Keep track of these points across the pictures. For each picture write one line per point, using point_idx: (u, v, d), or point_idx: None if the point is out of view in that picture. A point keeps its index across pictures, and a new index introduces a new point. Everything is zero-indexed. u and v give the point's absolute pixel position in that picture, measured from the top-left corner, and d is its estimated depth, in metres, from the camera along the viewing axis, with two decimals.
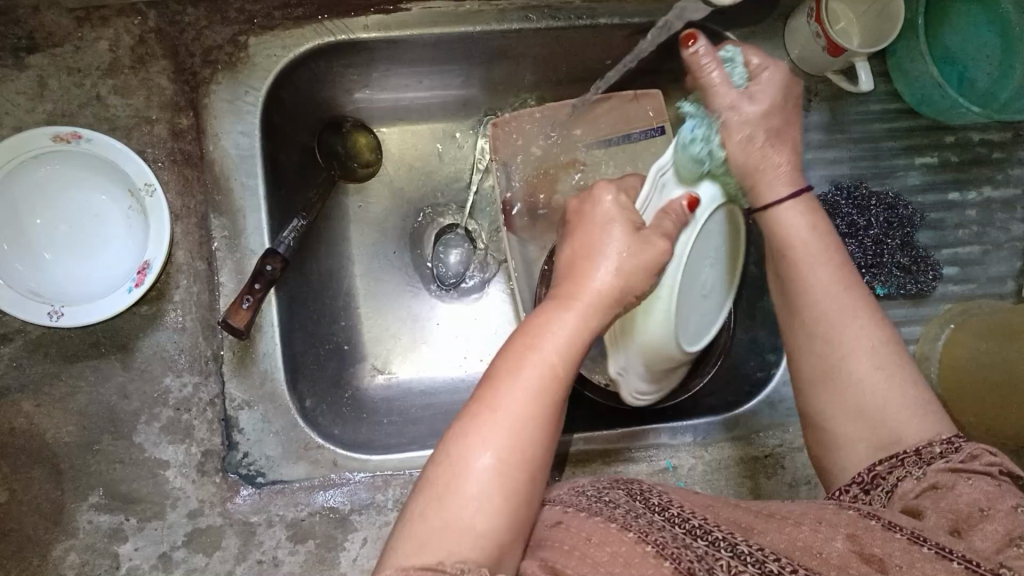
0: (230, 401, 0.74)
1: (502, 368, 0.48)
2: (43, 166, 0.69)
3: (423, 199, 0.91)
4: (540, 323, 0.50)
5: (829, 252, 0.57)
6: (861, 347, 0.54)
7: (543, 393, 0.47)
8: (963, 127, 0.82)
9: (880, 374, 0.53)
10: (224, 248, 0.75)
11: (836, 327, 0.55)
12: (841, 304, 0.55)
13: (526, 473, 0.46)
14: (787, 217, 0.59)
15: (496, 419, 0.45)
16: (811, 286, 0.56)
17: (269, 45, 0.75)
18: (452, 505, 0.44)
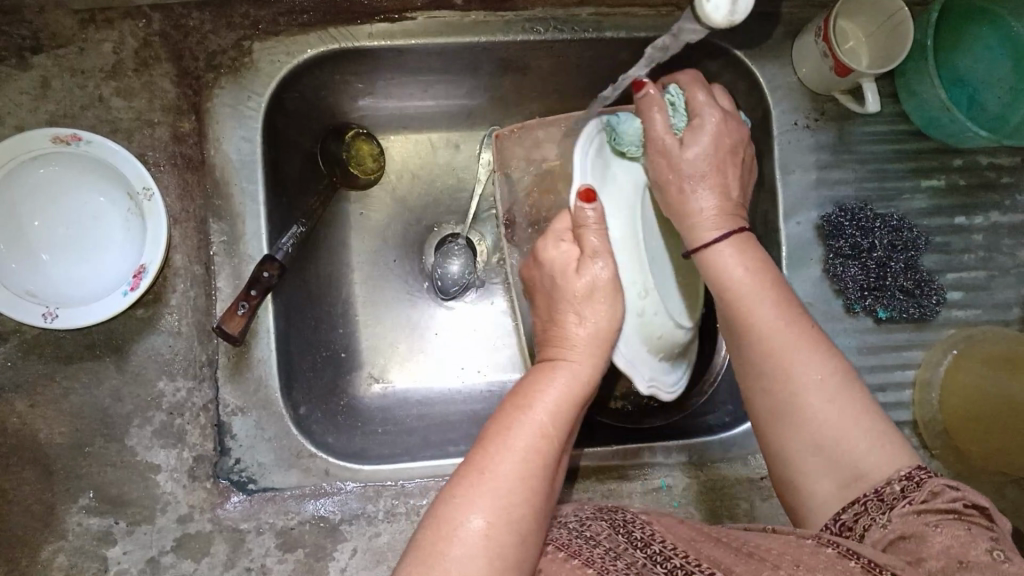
0: (224, 407, 0.74)
1: (491, 438, 0.51)
2: (43, 167, 0.69)
3: (425, 209, 0.90)
4: (522, 399, 0.54)
5: (766, 287, 0.56)
6: (810, 381, 0.52)
7: (527, 458, 0.49)
8: (971, 151, 0.81)
9: (829, 399, 0.52)
10: (222, 253, 0.74)
11: (787, 359, 0.53)
12: (785, 338, 0.54)
13: (520, 535, 0.47)
14: (719, 258, 0.58)
15: (486, 482, 0.47)
16: (754, 325, 0.55)
17: (273, 51, 0.75)
18: (439, 567, 0.44)
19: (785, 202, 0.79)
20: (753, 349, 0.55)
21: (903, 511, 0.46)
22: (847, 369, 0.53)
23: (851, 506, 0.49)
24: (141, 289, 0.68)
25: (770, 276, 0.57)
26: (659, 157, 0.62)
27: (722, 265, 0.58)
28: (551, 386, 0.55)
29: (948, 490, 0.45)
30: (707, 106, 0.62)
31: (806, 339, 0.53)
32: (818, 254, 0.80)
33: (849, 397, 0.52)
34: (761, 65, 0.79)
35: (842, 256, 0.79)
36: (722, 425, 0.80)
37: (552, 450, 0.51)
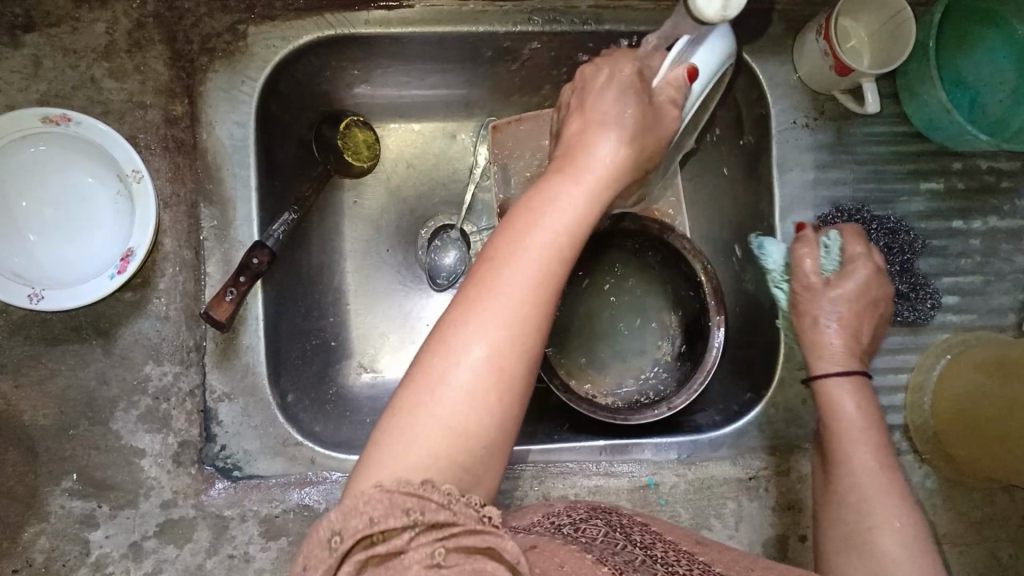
0: (211, 392, 0.73)
1: (495, 253, 0.44)
2: (34, 147, 0.68)
3: (419, 200, 0.89)
4: (532, 208, 0.47)
5: (870, 437, 0.62)
6: (885, 523, 0.56)
7: (538, 278, 0.43)
8: (971, 154, 0.81)
9: (914, 555, 0.54)
10: (212, 238, 0.74)
11: (868, 499, 0.58)
12: (871, 478, 0.59)
13: (521, 376, 0.42)
14: (834, 390, 0.66)
15: (488, 310, 0.41)
16: (851, 465, 0.61)
17: (269, 36, 0.74)
18: (437, 396, 0.40)
19: (782, 202, 0.79)
20: (842, 482, 0.60)
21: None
22: (926, 533, 0.56)
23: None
24: (128, 273, 0.67)
25: (875, 420, 0.64)
26: (801, 278, 0.71)
27: (840, 403, 0.65)
28: (564, 201, 0.48)
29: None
30: (856, 258, 0.70)
31: (895, 487, 0.59)
32: None
33: (925, 552, 0.54)
34: (761, 62, 0.78)
35: None
36: (711, 424, 0.80)
37: (558, 279, 0.44)
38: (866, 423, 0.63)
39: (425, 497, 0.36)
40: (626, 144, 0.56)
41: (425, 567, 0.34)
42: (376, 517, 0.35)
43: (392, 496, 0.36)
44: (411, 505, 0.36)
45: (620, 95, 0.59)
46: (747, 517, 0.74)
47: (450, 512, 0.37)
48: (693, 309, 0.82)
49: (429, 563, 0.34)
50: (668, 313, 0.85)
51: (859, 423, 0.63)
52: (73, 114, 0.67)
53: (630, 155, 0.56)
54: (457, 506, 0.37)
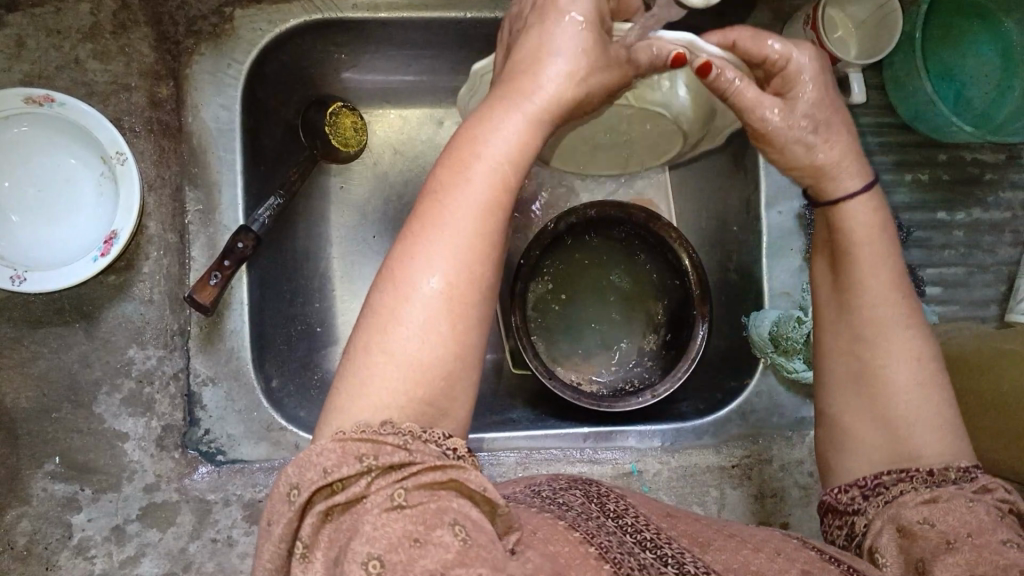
0: (195, 377, 0.74)
1: (440, 180, 0.41)
2: (18, 127, 0.68)
3: (406, 184, 0.89)
4: (482, 118, 0.43)
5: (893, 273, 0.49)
6: (911, 376, 0.48)
7: (487, 199, 0.40)
8: (955, 146, 0.81)
9: (921, 413, 0.47)
10: (196, 222, 0.74)
11: (886, 334, 0.48)
12: (889, 312, 0.48)
13: (476, 304, 0.40)
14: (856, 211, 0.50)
15: (440, 237, 0.39)
16: (864, 311, 0.49)
17: (255, 19, 0.74)
18: (394, 336, 0.38)
19: (768, 192, 0.79)
20: (855, 303, 0.49)
21: (947, 487, 0.44)
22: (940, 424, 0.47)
23: (895, 472, 0.46)
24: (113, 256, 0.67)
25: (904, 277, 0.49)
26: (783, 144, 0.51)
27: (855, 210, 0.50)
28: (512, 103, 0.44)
29: (998, 494, 0.44)
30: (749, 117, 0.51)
31: (918, 322, 0.49)
32: (799, 244, 0.80)
33: (940, 402, 0.47)
34: None
35: None
36: (694, 412, 0.81)
37: (512, 186, 0.42)
38: (873, 234, 0.49)
39: (379, 443, 0.36)
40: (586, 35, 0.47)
41: (385, 510, 0.35)
42: (328, 466, 0.36)
43: (343, 444, 0.36)
44: (364, 450, 0.36)
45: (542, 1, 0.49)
46: (730, 505, 0.75)
47: (407, 452, 0.36)
48: (678, 298, 0.83)
49: (391, 505, 0.35)
50: (653, 304, 0.85)
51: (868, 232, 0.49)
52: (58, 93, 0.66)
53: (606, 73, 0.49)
54: (416, 443, 0.37)
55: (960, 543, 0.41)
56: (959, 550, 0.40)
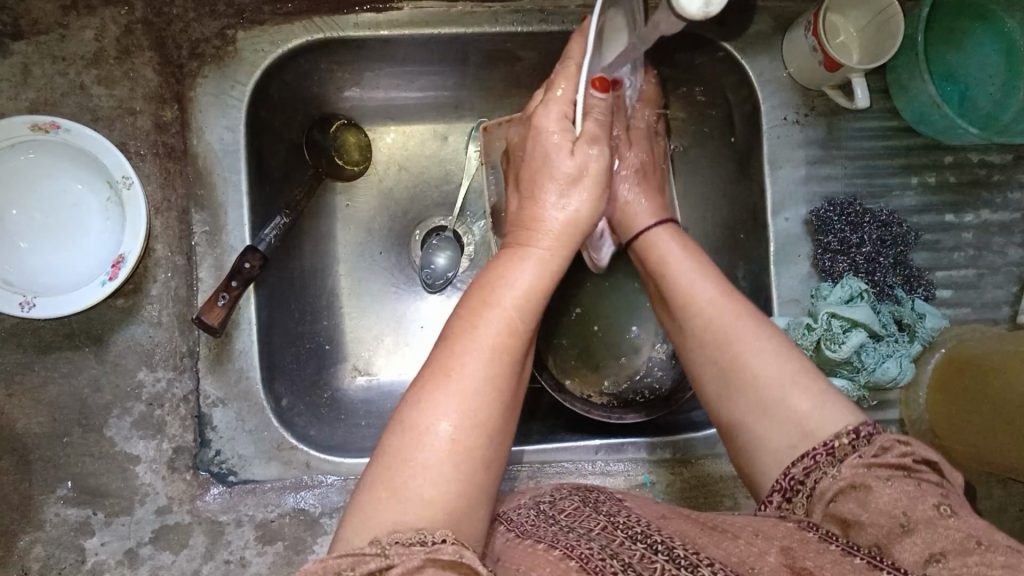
0: (205, 399, 0.73)
1: (450, 339, 0.48)
2: (23, 155, 0.69)
3: (411, 201, 0.89)
4: (491, 285, 0.52)
5: (707, 273, 0.60)
6: (757, 362, 0.52)
7: (492, 354, 0.48)
8: (962, 147, 0.80)
9: (778, 385, 0.51)
10: (203, 243, 0.73)
11: (724, 330, 0.55)
12: (717, 304, 0.57)
13: (486, 441, 0.46)
14: (666, 246, 0.64)
15: (446, 389, 0.46)
16: (697, 308, 0.57)
17: (258, 40, 0.74)
18: (402, 476, 0.43)
19: (772, 198, 0.79)
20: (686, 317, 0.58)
21: (854, 463, 0.46)
22: (796, 379, 0.51)
23: (800, 461, 0.48)
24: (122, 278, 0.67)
25: (714, 272, 0.60)
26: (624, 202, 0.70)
27: (667, 255, 0.63)
28: (514, 277, 0.53)
29: (898, 445, 0.46)
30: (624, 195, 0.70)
31: (751, 315, 0.56)
32: (807, 250, 0.80)
33: (789, 361, 0.52)
34: (750, 59, 0.78)
35: (831, 251, 0.78)
36: (706, 421, 0.79)
37: (515, 344, 0.49)
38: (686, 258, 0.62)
39: (360, 557, 0.41)
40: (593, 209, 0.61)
41: None
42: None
43: (326, 563, 0.41)
44: (342, 565, 0.40)
45: (570, 137, 0.62)
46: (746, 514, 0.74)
47: (383, 558, 0.40)
48: None
49: None
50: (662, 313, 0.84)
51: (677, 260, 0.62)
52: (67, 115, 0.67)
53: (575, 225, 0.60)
54: (394, 551, 0.41)
55: (912, 522, 0.42)
56: (917, 530, 0.42)
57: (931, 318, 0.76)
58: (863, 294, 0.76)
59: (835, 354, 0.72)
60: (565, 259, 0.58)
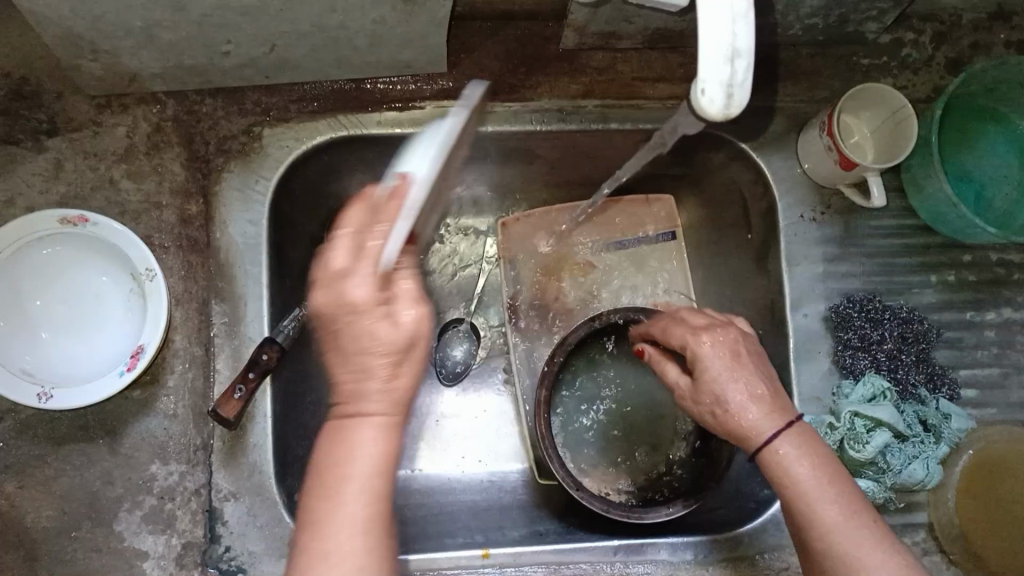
0: (217, 492, 0.71)
1: (317, 503, 0.48)
2: (42, 250, 0.70)
3: (429, 294, 0.92)
4: (347, 444, 0.50)
5: (835, 483, 0.55)
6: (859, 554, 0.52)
7: (362, 513, 0.48)
8: (980, 246, 0.81)
9: None
10: (222, 334, 0.73)
11: (857, 561, 0.52)
12: (844, 527, 0.53)
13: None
14: (785, 449, 0.56)
15: (329, 564, 0.46)
16: (823, 532, 0.54)
17: (282, 137, 0.75)
18: None
19: (791, 294, 0.78)
20: (812, 536, 0.54)
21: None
22: None
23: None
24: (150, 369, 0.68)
25: (838, 472, 0.56)
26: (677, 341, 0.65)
27: (783, 455, 0.56)
28: (375, 435, 0.50)
29: None
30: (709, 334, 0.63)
31: (876, 537, 0.53)
32: (826, 346, 0.78)
33: None
34: (765, 157, 0.79)
35: (852, 347, 0.77)
36: (727, 522, 0.78)
37: (383, 488, 0.49)
38: (808, 455, 0.56)
39: None
40: (416, 309, 0.54)
41: None
42: None
43: None
44: None
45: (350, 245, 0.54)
46: None
47: None
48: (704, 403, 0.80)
49: None
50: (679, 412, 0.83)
51: (788, 466, 0.56)
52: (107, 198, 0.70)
53: (420, 323, 0.54)
54: None
55: None
56: None
57: (957, 419, 0.75)
58: (885, 393, 0.74)
59: (859, 454, 0.71)
60: (415, 372, 0.53)
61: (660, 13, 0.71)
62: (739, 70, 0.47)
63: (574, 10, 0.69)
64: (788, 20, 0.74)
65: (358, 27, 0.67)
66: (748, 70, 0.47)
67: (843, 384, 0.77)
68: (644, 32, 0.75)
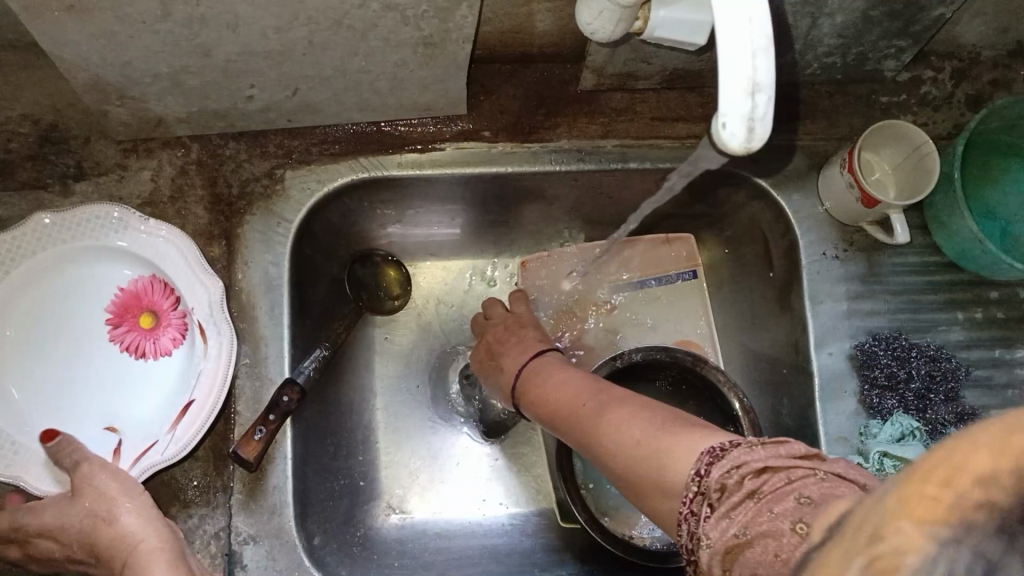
0: (236, 535, 0.70)
1: None
2: (27, 312, 0.67)
3: (449, 336, 0.92)
4: None
5: (592, 393, 0.59)
6: (625, 443, 0.52)
7: None
8: (1008, 283, 0.80)
9: (622, 430, 0.53)
10: (243, 376, 0.73)
11: (599, 421, 0.56)
12: (581, 407, 0.59)
13: None
14: (550, 387, 0.64)
15: None
16: (577, 422, 0.58)
17: (305, 179, 0.76)
18: None
19: (816, 333, 0.77)
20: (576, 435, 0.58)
21: (712, 521, 0.42)
22: (630, 435, 0.53)
23: (681, 525, 0.45)
24: (181, 426, 0.66)
25: (603, 390, 0.59)
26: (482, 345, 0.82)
27: (547, 392, 0.64)
28: None
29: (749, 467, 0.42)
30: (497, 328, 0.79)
31: (616, 405, 0.56)
32: (853, 385, 0.77)
33: (636, 425, 0.53)
34: (788, 195, 0.79)
35: (878, 386, 0.76)
36: None
37: None
38: (551, 380, 0.66)
39: None
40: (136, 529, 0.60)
41: None
42: None
43: None
44: None
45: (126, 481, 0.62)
46: None
47: None
48: None
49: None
50: None
51: (545, 392, 0.66)
52: (75, 211, 0.67)
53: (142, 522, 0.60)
54: None
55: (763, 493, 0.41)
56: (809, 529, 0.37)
57: None
58: (914, 432, 0.74)
59: None
60: None
61: (678, 52, 0.71)
62: (760, 104, 0.45)
63: (593, 51, 0.70)
64: (807, 59, 0.74)
65: (379, 71, 0.68)
66: (770, 104, 0.45)
67: (868, 424, 0.75)
68: (662, 73, 0.75)
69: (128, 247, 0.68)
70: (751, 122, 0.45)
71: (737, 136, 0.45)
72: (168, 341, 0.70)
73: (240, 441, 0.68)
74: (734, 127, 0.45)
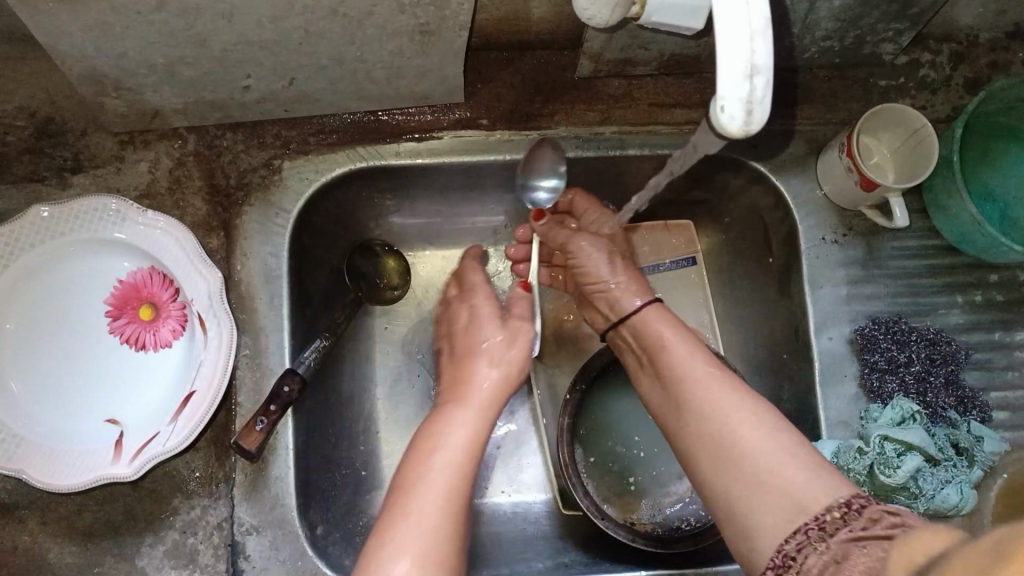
0: (239, 526, 0.70)
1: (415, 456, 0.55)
2: (26, 304, 0.67)
3: None
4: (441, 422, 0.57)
5: (713, 371, 0.60)
6: (756, 448, 0.53)
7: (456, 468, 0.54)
8: (1007, 266, 0.80)
9: (748, 428, 0.54)
10: (244, 367, 0.73)
11: (722, 402, 0.57)
12: (703, 377, 0.60)
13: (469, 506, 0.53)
14: (673, 342, 0.65)
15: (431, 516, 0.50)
16: (690, 386, 0.60)
17: (303, 169, 0.76)
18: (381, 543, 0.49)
19: (815, 318, 0.77)
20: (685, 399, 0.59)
21: (844, 537, 0.45)
22: (762, 438, 0.53)
23: (793, 536, 0.48)
24: (183, 416, 0.65)
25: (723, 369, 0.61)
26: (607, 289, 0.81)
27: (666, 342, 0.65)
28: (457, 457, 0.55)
29: (886, 515, 0.45)
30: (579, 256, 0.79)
31: (739, 396, 0.57)
32: (853, 369, 0.77)
33: (769, 431, 0.54)
34: (786, 180, 0.79)
35: (879, 370, 0.76)
36: None
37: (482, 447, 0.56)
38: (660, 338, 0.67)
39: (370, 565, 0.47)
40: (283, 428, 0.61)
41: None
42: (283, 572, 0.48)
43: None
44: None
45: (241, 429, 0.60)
46: None
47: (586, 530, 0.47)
48: None
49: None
50: None
51: (656, 343, 0.67)
52: (73, 203, 0.67)
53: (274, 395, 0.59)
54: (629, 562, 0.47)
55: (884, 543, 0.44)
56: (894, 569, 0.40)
57: (988, 442, 0.74)
58: (915, 415, 0.73)
59: (890, 479, 0.68)
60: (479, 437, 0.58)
61: (676, 38, 0.71)
62: (759, 87, 0.45)
63: (590, 37, 0.70)
64: (804, 43, 0.74)
65: (375, 60, 0.68)
66: (768, 87, 0.45)
67: (870, 408, 0.75)
68: (660, 58, 0.75)
69: (126, 239, 0.68)
70: (749, 103, 0.45)
71: (736, 117, 0.45)
72: (168, 332, 0.70)
73: (241, 433, 0.69)
74: (733, 110, 0.45)
